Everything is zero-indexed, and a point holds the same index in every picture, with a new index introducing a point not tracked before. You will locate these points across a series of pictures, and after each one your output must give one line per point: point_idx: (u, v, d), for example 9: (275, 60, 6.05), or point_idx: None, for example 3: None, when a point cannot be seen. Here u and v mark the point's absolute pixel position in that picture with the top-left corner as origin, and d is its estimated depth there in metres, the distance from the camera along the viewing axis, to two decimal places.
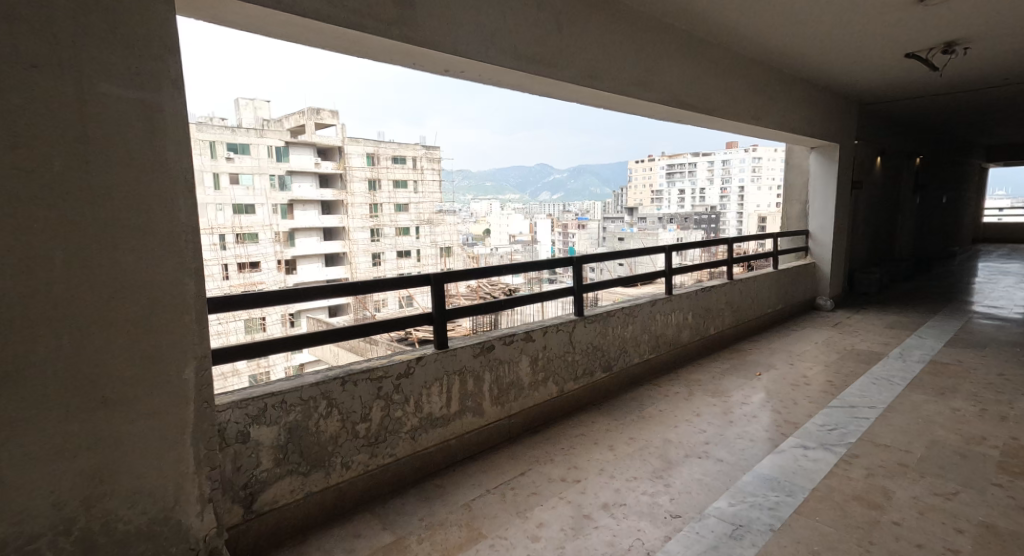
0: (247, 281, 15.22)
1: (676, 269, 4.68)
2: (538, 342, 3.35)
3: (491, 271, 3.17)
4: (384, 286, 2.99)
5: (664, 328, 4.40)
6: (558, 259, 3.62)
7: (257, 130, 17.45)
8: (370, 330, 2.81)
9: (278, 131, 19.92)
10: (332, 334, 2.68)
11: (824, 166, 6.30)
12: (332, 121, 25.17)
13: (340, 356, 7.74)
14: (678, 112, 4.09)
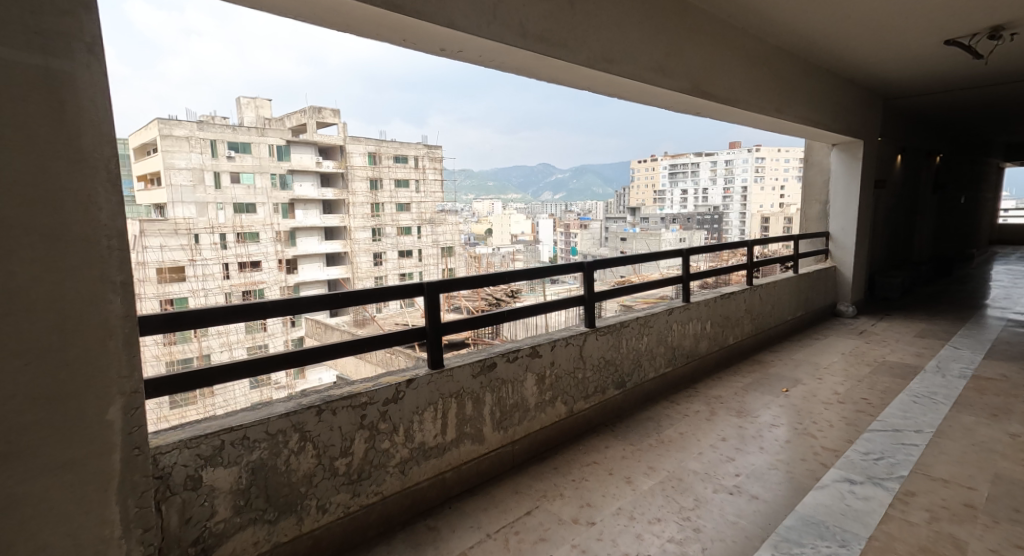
0: (246, 280, 15.41)
1: (694, 274, 4.31)
2: (545, 358, 2.99)
3: (494, 278, 2.82)
4: (376, 297, 2.60)
5: (681, 339, 4.05)
6: (567, 265, 3.26)
7: (259, 129, 18.74)
8: (356, 348, 2.44)
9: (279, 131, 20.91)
10: (309, 353, 2.32)
11: (847, 164, 5.92)
12: (334, 119, 24.95)
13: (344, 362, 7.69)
14: (700, 103, 3.74)
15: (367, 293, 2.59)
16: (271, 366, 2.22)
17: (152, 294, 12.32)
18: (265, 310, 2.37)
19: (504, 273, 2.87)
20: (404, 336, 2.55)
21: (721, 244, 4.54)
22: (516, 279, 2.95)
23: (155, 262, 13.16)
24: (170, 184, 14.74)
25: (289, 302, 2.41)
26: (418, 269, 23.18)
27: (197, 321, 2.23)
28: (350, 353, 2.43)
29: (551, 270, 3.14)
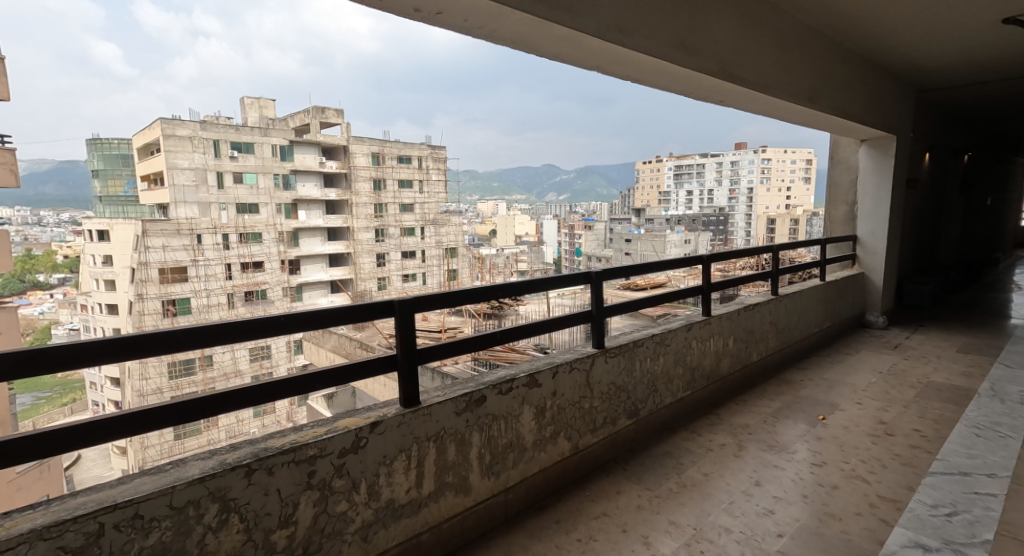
0: (246, 281, 19.64)
1: (717, 284, 3.81)
2: (545, 388, 2.53)
3: (480, 292, 2.39)
4: (326, 323, 2.06)
5: (701, 359, 3.57)
6: (570, 277, 2.80)
7: (262, 130, 21.12)
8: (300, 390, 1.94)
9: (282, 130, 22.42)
10: (228, 399, 1.83)
11: (877, 162, 5.41)
12: (337, 119, 24.68)
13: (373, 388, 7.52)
14: (725, 89, 3.25)
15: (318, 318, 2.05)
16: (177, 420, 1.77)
17: (155, 294, 17.09)
18: (176, 342, 1.84)
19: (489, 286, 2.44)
20: (365, 369, 2.07)
21: (746, 249, 4.04)
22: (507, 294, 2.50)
23: (157, 263, 17.43)
24: (175, 185, 18.74)
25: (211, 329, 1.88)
26: (421, 269, 25.79)
27: (81, 361, 1.72)
28: (290, 395, 1.93)
29: (549, 282, 2.69)
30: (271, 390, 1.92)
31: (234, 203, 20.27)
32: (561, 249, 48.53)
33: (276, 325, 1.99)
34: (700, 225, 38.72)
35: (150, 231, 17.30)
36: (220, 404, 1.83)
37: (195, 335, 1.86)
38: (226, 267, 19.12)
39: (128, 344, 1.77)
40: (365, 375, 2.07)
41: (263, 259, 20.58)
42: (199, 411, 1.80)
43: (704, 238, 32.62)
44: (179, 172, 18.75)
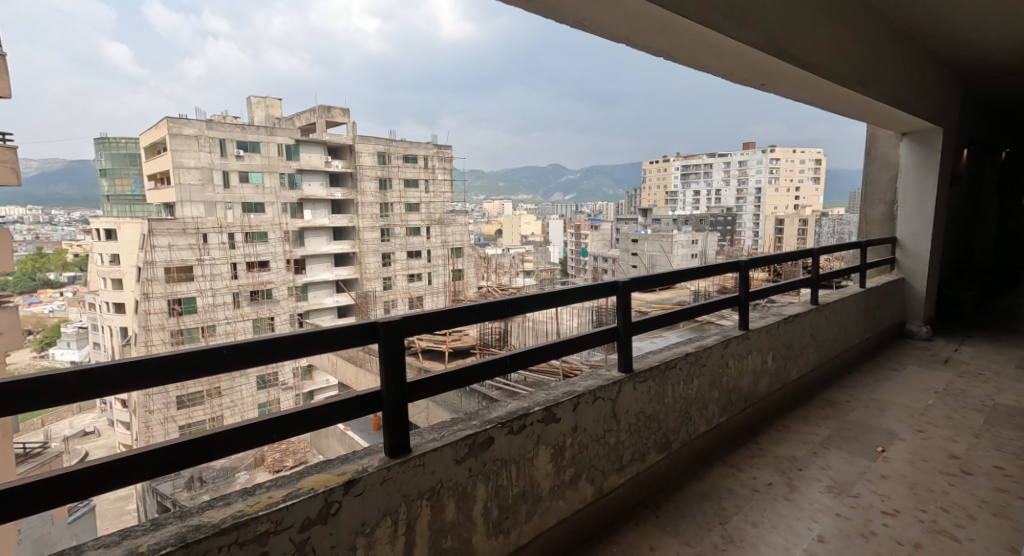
0: (252, 281, 19.68)
1: (755, 293, 3.36)
2: (563, 422, 2.11)
3: (485, 308, 1.97)
4: (286, 357, 1.61)
5: (738, 380, 3.12)
6: (593, 289, 2.37)
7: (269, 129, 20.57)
8: (249, 442, 1.52)
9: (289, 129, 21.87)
10: (153, 457, 1.42)
11: (919, 157, 4.92)
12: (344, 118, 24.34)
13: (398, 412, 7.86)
14: (771, 69, 2.81)
15: (269, 348, 1.58)
16: (82, 493, 1.35)
17: (161, 294, 17.04)
18: (68, 387, 1.38)
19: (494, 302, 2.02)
20: (334, 413, 1.61)
21: (785, 252, 3.57)
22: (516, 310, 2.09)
23: (163, 262, 17.25)
24: (180, 185, 18.37)
25: (117, 370, 1.42)
26: (426, 269, 25.61)
27: None
28: (238, 452, 1.51)
29: (567, 294, 2.26)
30: (204, 446, 1.48)
31: (240, 202, 20.03)
32: (566, 249, 48.25)
33: (211, 360, 1.52)
34: (706, 225, 38.54)
35: (156, 231, 17.22)
36: (132, 472, 1.41)
37: (93, 381, 1.40)
38: (232, 267, 19.16)
39: (8, 395, 1.32)
40: (336, 420, 1.62)
41: (269, 258, 20.53)
42: (104, 479, 1.38)
43: (711, 238, 32.40)
44: (186, 171, 18.34)
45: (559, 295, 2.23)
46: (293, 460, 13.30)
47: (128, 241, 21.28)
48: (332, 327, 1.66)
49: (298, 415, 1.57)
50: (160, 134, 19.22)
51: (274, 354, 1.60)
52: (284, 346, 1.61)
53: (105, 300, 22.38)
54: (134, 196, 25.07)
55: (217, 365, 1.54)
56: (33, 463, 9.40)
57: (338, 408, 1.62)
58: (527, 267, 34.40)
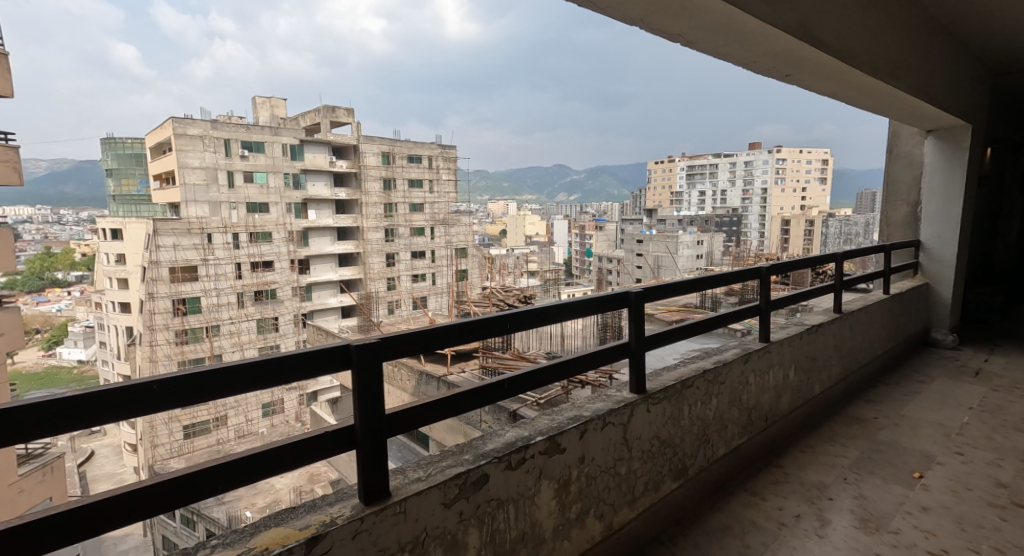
0: (257, 281, 19.72)
1: (777, 302, 3.09)
2: (569, 453, 1.87)
3: (478, 326, 1.75)
4: (243, 391, 1.36)
5: (759, 397, 2.87)
6: (602, 301, 2.12)
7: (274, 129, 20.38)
8: (198, 493, 1.28)
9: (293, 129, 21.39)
10: (77, 517, 1.18)
11: (946, 155, 4.65)
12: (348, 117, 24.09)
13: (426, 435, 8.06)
14: (799, 57, 2.56)
15: (215, 381, 1.33)
16: None
17: (166, 294, 17.28)
18: None
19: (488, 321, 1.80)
20: (294, 454, 1.38)
21: (808, 257, 3.31)
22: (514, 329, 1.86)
23: (167, 262, 17.52)
24: (185, 185, 18.51)
25: (22, 413, 1.17)
26: (431, 269, 25.45)
27: None
28: (186, 505, 1.27)
29: (571, 307, 2.04)
30: (142, 500, 1.24)
31: (243, 202, 19.90)
32: (570, 249, 48.06)
33: (139, 398, 1.26)
34: (711, 226, 38.40)
35: (161, 231, 17.41)
36: (49, 536, 1.17)
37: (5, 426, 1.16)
38: (237, 267, 19.16)
39: None
40: (298, 463, 1.39)
41: (273, 259, 20.46)
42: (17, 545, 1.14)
43: (717, 239, 32.20)
44: (191, 171, 18.47)
45: (561, 309, 2.00)
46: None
47: (133, 240, 21.29)
48: (294, 353, 1.41)
49: (253, 458, 1.34)
50: (164, 134, 19.17)
51: (219, 390, 1.34)
52: (233, 378, 1.36)
53: (110, 299, 22.38)
54: (139, 195, 25.08)
55: (148, 404, 1.28)
56: (32, 465, 8.91)
57: (301, 450, 1.39)
58: (531, 267, 34.29)
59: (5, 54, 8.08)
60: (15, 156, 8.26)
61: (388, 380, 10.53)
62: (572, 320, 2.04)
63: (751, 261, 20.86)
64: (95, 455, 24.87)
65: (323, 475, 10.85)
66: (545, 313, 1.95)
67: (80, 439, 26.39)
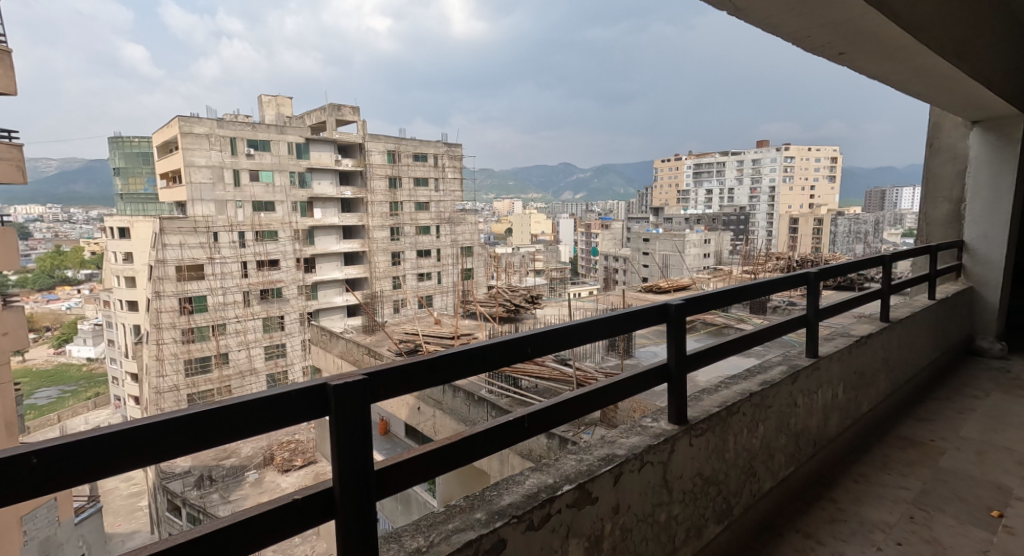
0: (263, 280, 19.74)
1: (826, 311, 2.74)
2: (601, 504, 1.54)
3: (490, 350, 1.44)
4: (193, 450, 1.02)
5: (807, 419, 2.52)
6: (633, 316, 1.79)
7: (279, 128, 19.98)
8: None
9: (299, 128, 20.73)
10: None
11: (995, 148, 4.27)
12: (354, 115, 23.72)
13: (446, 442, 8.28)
14: (862, 28, 2.21)
15: (142, 442, 0.97)
16: None
17: (172, 292, 17.56)
18: None
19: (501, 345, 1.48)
20: (258, 528, 1.06)
21: (858, 261, 2.95)
22: (534, 354, 1.55)
23: (174, 260, 17.55)
24: (192, 183, 18.15)
25: None
26: (436, 268, 25.20)
27: None
28: None
29: (600, 325, 1.72)
30: None
31: (249, 201, 19.56)
32: (576, 248, 47.70)
33: (27, 471, 0.90)
34: (718, 225, 38.08)
35: (167, 229, 17.34)
36: None
37: None
38: (242, 265, 19.28)
39: None
40: (263, 544, 1.06)
41: (278, 258, 20.29)
42: None
43: (725, 237, 31.82)
44: (197, 170, 18.27)
45: (589, 328, 1.69)
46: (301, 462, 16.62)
47: (140, 239, 21.24)
48: (255, 397, 1.07)
49: (202, 544, 1.00)
50: (170, 133, 19.01)
51: (148, 456, 0.98)
52: (169, 439, 1.00)
53: (118, 298, 22.25)
54: (147, 195, 25.08)
55: (39, 482, 0.91)
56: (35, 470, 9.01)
57: (263, 526, 1.06)
58: (537, 266, 34.07)
59: (7, 50, 7.82)
60: (18, 154, 8.00)
61: None
62: (603, 339, 1.71)
63: (761, 259, 20.48)
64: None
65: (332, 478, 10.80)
66: (570, 333, 1.64)
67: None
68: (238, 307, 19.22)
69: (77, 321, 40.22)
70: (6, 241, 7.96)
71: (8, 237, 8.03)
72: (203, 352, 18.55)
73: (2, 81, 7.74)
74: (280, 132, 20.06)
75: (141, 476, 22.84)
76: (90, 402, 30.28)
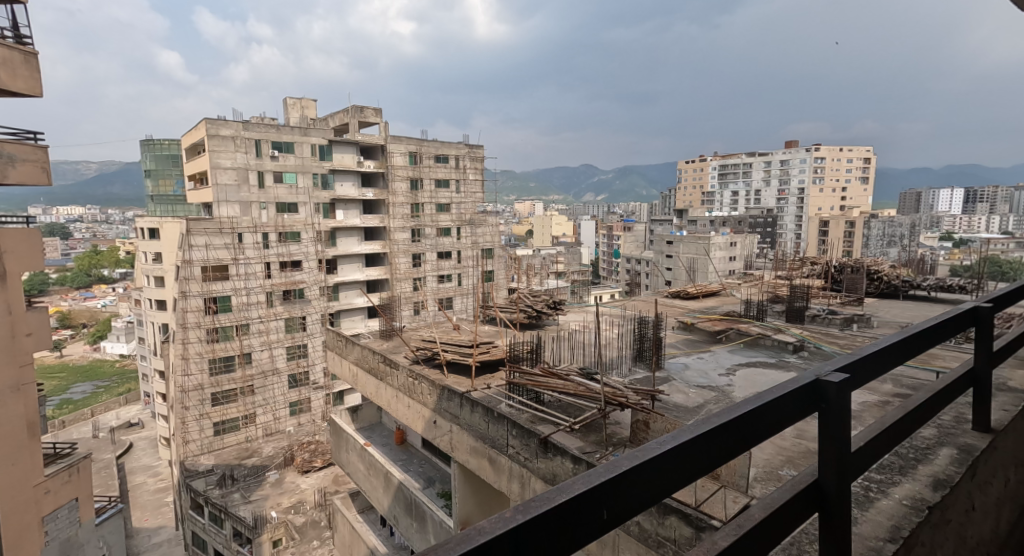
0: (285, 281, 19.28)
1: (996, 357, 1.91)
2: None
3: (515, 541, 0.89)
4: None
5: (987, 530, 1.72)
6: (766, 416, 1.11)
7: (302, 129, 19.54)
8: None
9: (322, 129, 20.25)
10: None
11: None
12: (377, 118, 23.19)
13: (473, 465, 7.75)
14: None
15: None
16: None
17: (198, 292, 17.35)
18: None
19: (536, 524, 0.92)
20: None
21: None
22: (592, 523, 0.98)
23: (200, 261, 17.32)
24: (217, 185, 17.73)
25: None
26: (456, 269, 24.54)
27: None
28: None
29: (710, 447, 1.09)
30: None
31: (272, 202, 18.95)
32: (598, 249, 46.70)
33: None
34: (744, 228, 37.01)
35: (194, 230, 17.08)
36: None
37: None
38: (265, 266, 18.84)
39: None
40: None
41: (301, 259, 19.84)
42: None
43: (753, 240, 30.86)
44: (223, 172, 17.81)
45: (691, 456, 1.06)
46: (319, 461, 16.68)
47: (167, 239, 21.07)
48: None
49: None
50: (197, 134, 18.68)
51: None
52: None
53: (147, 298, 22.17)
54: (176, 196, 24.94)
55: None
56: (58, 465, 8.23)
57: None
58: (558, 268, 33.47)
59: (34, 53, 7.29)
60: (44, 155, 7.44)
61: (407, 393, 9.60)
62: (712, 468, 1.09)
63: (794, 263, 19.48)
64: (133, 447, 25.24)
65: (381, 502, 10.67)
66: (649, 469, 1.03)
67: (119, 431, 26.75)
68: (261, 307, 18.92)
69: (110, 319, 40.79)
70: (33, 243, 7.42)
71: (35, 240, 7.51)
72: (227, 351, 18.23)
73: (29, 83, 7.22)
74: (303, 134, 19.68)
75: (168, 472, 22.88)
76: (122, 398, 30.50)
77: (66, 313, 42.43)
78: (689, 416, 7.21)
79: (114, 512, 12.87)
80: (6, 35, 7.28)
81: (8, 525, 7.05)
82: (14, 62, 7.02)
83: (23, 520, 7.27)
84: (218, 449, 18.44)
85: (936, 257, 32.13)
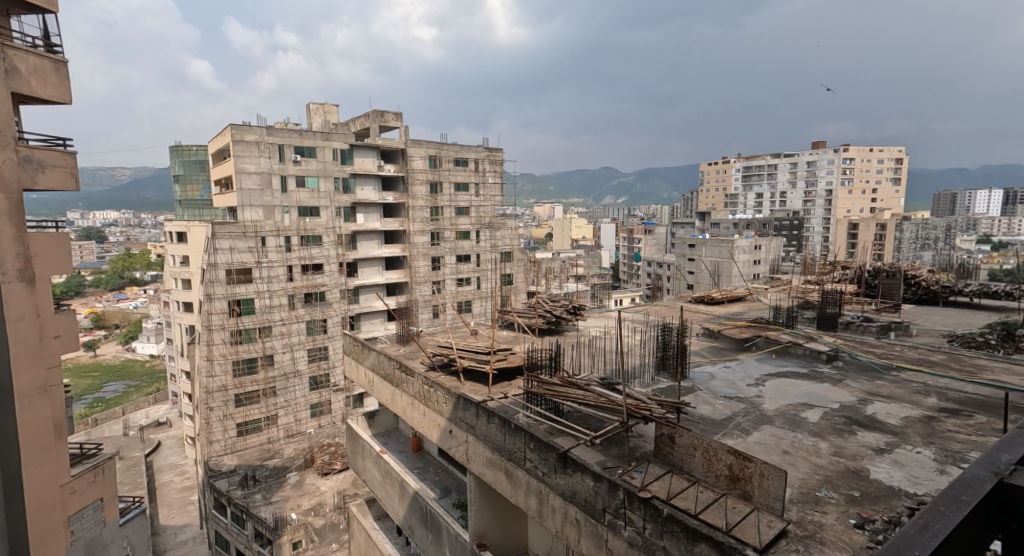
0: (307, 285, 19.15)
1: None
2: None
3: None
4: None
5: None
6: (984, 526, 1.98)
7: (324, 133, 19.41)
8: None
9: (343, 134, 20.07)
10: None
11: None
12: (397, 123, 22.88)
13: (487, 475, 7.38)
14: None
15: None
16: None
17: (222, 295, 17.32)
18: None
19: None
20: None
21: None
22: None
23: (224, 264, 17.31)
24: (241, 190, 17.67)
25: None
26: (475, 273, 24.18)
27: None
28: None
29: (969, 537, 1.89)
30: None
31: (293, 205, 18.79)
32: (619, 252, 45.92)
33: None
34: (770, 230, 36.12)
35: (218, 234, 17.10)
36: None
37: None
38: (287, 269, 18.70)
39: None
40: None
41: (322, 262, 19.66)
42: None
43: (779, 243, 29.90)
44: (247, 177, 17.73)
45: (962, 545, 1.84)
46: (339, 464, 16.49)
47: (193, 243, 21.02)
48: None
49: None
50: (222, 140, 18.68)
51: None
52: None
53: (174, 300, 22.26)
54: (202, 201, 25.10)
55: None
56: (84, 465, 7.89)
57: None
58: (577, 272, 32.91)
59: (64, 60, 7.07)
60: (73, 161, 7.19)
61: (423, 401, 9.23)
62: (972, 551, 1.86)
63: (823, 268, 18.66)
64: (160, 446, 25.38)
65: (393, 510, 10.38)
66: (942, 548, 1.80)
67: (146, 431, 26.95)
68: (283, 310, 18.83)
69: (140, 320, 41.47)
70: (61, 245, 7.17)
71: (65, 245, 7.25)
72: (250, 353, 18.14)
73: (58, 88, 6.99)
74: (324, 138, 19.54)
75: (193, 472, 22.90)
76: (150, 398, 30.73)
77: (98, 315, 43.22)
78: (715, 428, 6.70)
79: (137, 512, 12.72)
80: (37, 43, 7.04)
81: (33, 525, 6.74)
82: (44, 69, 6.80)
83: (50, 521, 6.96)
84: (241, 450, 18.33)
85: (973, 261, 30.77)
